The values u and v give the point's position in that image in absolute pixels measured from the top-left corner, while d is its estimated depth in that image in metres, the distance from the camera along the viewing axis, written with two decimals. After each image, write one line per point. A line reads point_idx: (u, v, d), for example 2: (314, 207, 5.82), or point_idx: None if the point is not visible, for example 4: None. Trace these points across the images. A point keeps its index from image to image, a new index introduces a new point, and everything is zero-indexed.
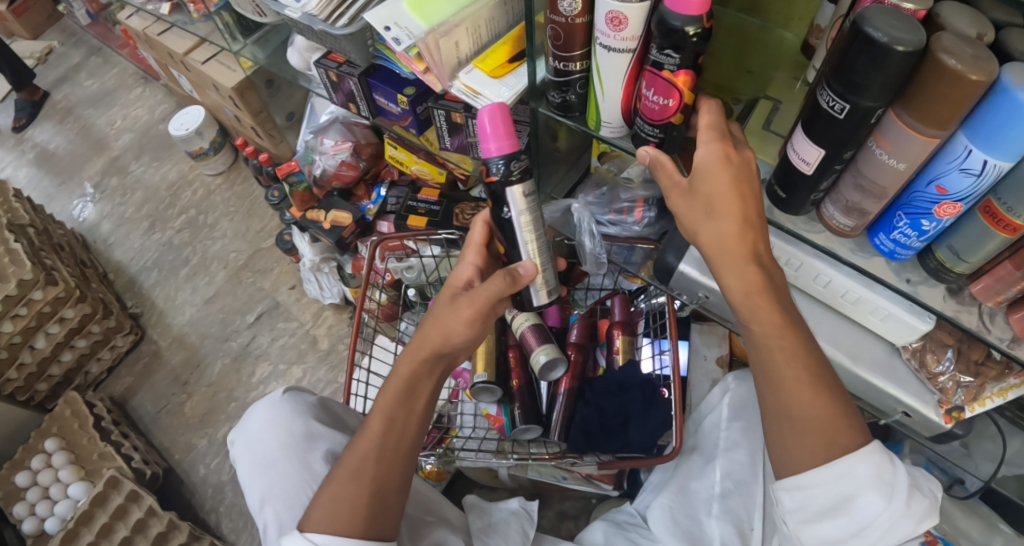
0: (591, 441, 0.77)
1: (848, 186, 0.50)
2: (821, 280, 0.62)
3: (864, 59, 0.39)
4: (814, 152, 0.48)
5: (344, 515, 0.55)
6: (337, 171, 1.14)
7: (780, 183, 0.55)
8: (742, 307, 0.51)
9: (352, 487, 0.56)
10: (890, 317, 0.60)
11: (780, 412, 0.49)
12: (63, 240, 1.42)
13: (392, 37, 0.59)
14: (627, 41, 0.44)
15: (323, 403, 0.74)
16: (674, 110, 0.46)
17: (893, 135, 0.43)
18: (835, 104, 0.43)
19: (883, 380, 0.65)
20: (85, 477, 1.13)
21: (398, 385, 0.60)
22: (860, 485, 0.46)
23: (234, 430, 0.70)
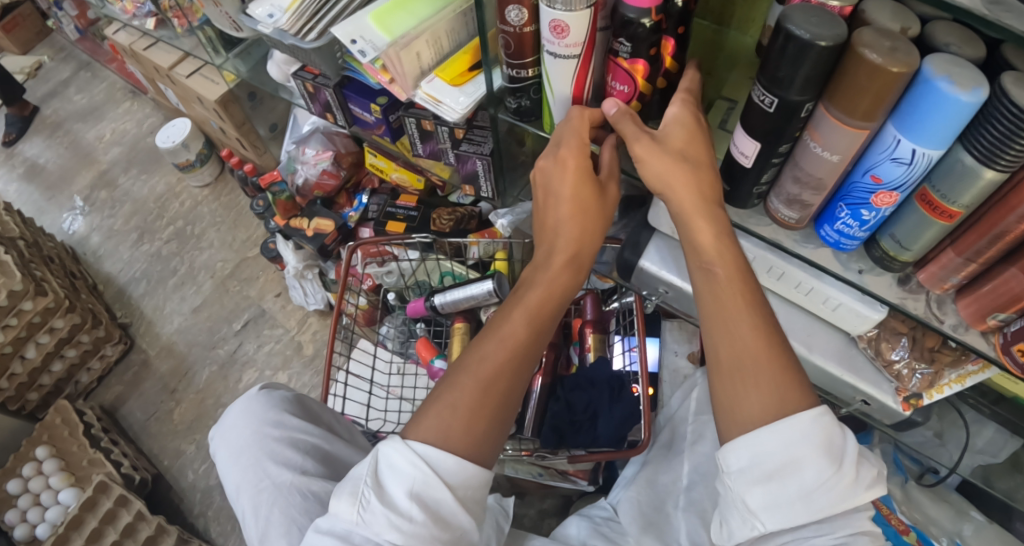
0: (561, 436, 0.79)
1: (789, 179, 0.53)
2: (776, 273, 0.65)
3: (789, 55, 0.42)
4: (752, 145, 0.52)
5: (459, 423, 0.48)
6: (318, 180, 1.17)
7: (725, 178, 0.58)
8: (707, 252, 0.52)
9: (476, 391, 0.50)
10: (841, 307, 0.64)
11: (735, 360, 0.48)
12: (52, 253, 1.44)
13: (358, 49, 0.61)
14: (573, 47, 0.46)
15: (299, 398, 0.75)
16: (631, 95, 0.52)
17: (824, 128, 0.46)
18: (765, 98, 0.47)
19: (838, 368, 0.68)
20: (75, 484, 1.15)
21: (544, 288, 0.55)
22: (806, 445, 0.43)
23: (213, 426, 0.72)
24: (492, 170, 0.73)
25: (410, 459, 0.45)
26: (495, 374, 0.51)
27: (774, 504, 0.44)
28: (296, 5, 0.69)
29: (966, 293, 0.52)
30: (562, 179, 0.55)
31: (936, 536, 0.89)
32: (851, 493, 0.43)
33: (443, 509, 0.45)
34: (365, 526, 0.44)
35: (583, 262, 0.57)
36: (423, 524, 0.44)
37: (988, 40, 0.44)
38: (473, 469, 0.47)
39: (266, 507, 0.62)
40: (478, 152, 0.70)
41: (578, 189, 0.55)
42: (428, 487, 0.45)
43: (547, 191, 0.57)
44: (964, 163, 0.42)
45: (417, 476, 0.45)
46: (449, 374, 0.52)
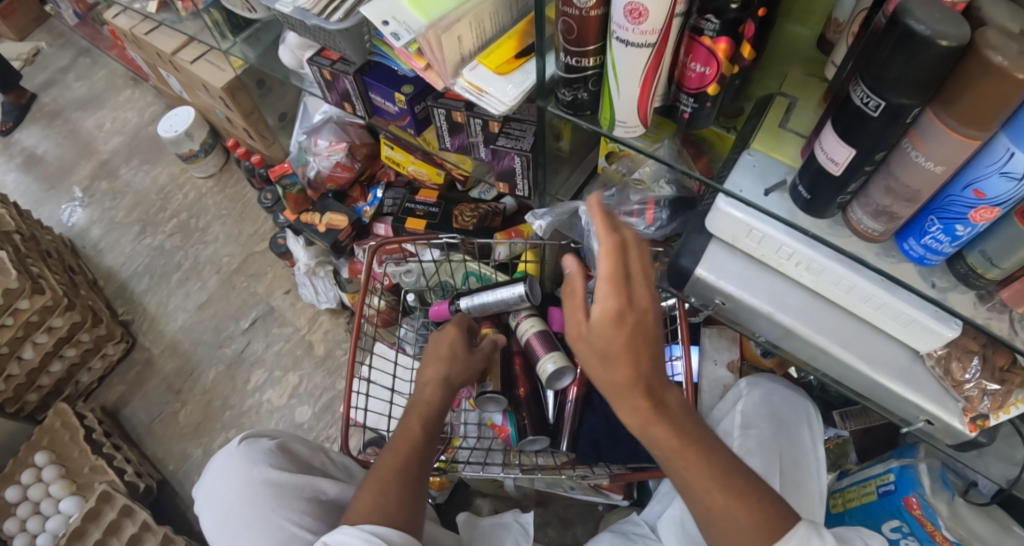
0: (599, 451, 0.76)
1: (878, 189, 0.47)
2: (844, 285, 0.58)
3: (904, 52, 0.36)
4: (844, 152, 0.45)
5: (388, 500, 0.54)
6: (331, 172, 1.10)
7: (803, 184, 0.51)
8: (641, 434, 0.49)
9: (396, 470, 0.58)
10: (912, 324, 0.57)
11: (708, 517, 0.46)
12: (51, 247, 1.38)
13: (391, 31, 0.57)
14: (648, 35, 0.40)
15: (282, 445, 0.72)
16: (711, 79, 0.46)
17: (929, 135, 0.40)
18: (869, 101, 0.40)
19: (904, 388, 0.62)
20: (76, 492, 1.10)
21: (423, 406, 0.65)
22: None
23: (195, 489, 0.70)
24: (530, 167, 0.67)
25: (358, 537, 0.50)
26: (408, 462, 0.59)
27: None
28: None
29: None
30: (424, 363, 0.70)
31: None
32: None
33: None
34: None
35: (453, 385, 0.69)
36: None
37: None
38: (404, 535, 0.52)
39: None
40: (517, 147, 0.65)
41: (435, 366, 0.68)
42: None
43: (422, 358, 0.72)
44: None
45: None
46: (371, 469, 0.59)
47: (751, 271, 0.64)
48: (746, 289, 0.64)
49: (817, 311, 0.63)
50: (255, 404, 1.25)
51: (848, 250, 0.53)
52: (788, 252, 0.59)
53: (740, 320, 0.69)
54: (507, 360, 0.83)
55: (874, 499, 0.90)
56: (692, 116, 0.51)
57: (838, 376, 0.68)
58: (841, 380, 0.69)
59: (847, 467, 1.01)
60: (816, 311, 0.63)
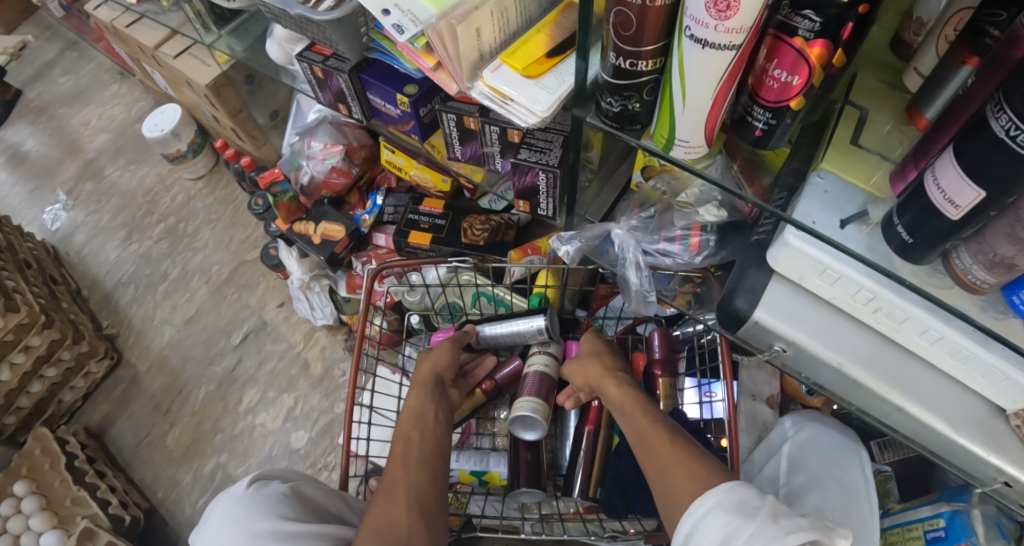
0: (628, 501, 0.68)
1: (997, 236, 0.36)
2: (929, 336, 0.48)
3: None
4: (970, 195, 0.34)
5: (392, 523, 0.53)
6: (326, 178, 1.00)
7: (903, 224, 0.41)
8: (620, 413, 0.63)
9: (392, 496, 0.56)
10: (1004, 380, 0.47)
11: (661, 467, 0.53)
12: (29, 256, 1.28)
13: (392, 23, 0.48)
14: (729, 35, 0.30)
15: (296, 490, 0.61)
16: (798, 91, 0.36)
17: None
18: (1018, 132, 0.30)
19: (985, 449, 0.52)
20: (57, 525, 1.01)
21: (410, 414, 0.66)
22: (717, 510, 0.45)
23: (193, 533, 0.59)
24: (557, 185, 0.58)
25: None
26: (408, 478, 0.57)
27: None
28: None
29: None
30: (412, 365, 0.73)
31: None
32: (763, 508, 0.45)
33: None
34: None
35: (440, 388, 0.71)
36: None
37: None
38: None
39: None
40: (543, 162, 0.55)
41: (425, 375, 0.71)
42: None
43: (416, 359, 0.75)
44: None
45: None
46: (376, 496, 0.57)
47: (816, 313, 0.54)
48: (812, 334, 0.54)
49: (890, 361, 0.53)
50: (247, 427, 1.16)
51: (947, 304, 0.43)
52: (865, 296, 0.49)
53: (797, 366, 0.61)
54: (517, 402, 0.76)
55: None
56: (765, 133, 0.41)
57: (909, 432, 0.58)
58: (909, 436, 0.59)
59: (889, 506, 0.92)
60: (889, 362, 0.53)
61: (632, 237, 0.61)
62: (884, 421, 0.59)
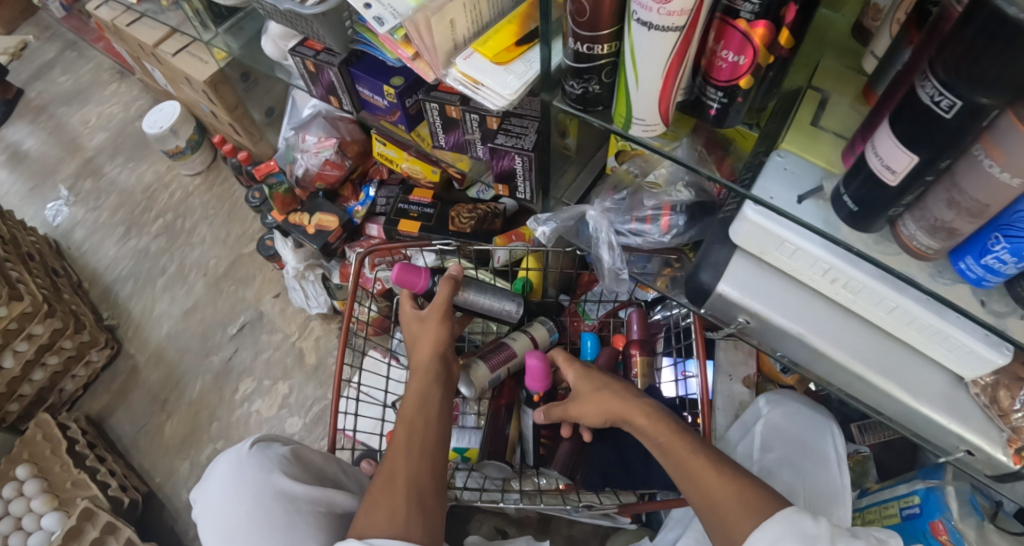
0: (608, 480, 0.71)
1: (938, 201, 0.39)
2: (885, 305, 0.51)
3: (996, 40, 0.29)
4: (904, 159, 0.37)
5: (388, 513, 0.52)
6: (320, 170, 1.04)
7: (851, 194, 0.44)
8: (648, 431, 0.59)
9: (392, 481, 0.55)
10: (961, 348, 0.50)
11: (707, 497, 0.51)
12: (31, 250, 1.32)
13: (374, 16, 0.52)
14: (673, 17, 0.33)
15: (297, 454, 0.66)
16: (745, 70, 0.39)
17: (1011, 143, 0.32)
18: (941, 99, 0.33)
19: (946, 417, 0.55)
20: (59, 507, 1.05)
21: (413, 394, 0.63)
22: (778, 541, 0.44)
23: (194, 490, 0.63)
24: (533, 167, 0.61)
25: None
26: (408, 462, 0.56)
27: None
28: None
29: None
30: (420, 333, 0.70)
31: None
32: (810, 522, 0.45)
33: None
34: None
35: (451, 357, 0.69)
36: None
37: None
38: None
39: None
40: (518, 146, 0.59)
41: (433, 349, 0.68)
42: None
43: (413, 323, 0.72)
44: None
45: None
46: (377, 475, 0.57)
47: (780, 287, 0.58)
48: (775, 307, 0.58)
49: (853, 333, 0.56)
50: (243, 415, 1.20)
51: (898, 269, 0.46)
52: (822, 268, 0.52)
53: (766, 341, 0.64)
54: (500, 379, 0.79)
55: (898, 522, 0.84)
56: (720, 113, 0.44)
57: (873, 402, 0.61)
58: (874, 408, 0.62)
59: (867, 486, 0.95)
60: (851, 334, 0.56)
61: (605, 217, 0.64)
62: (849, 392, 0.62)
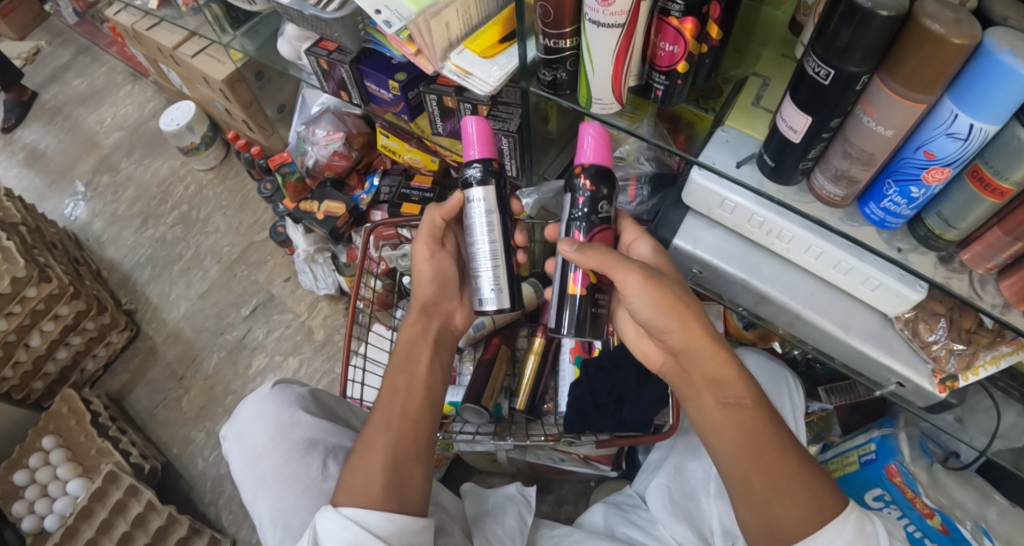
0: (585, 419, 0.76)
1: (836, 155, 0.51)
2: (813, 251, 0.62)
3: (850, 24, 0.40)
4: (801, 120, 0.49)
5: (365, 482, 0.59)
6: (329, 160, 1.13)
7: (769, 152, 0.56)
8: (722, 384, 0.59)
9: (374, 450, 0.61)
10: (881, 287, 0.61)
11: (772, 479, 0.54)
12: (56, 239, 1.40)
13: (383, 20, 0.62)
14: (618, 15, 0.47)
15: (314, 393, 0.77)
16: (680, 57, 0.51)
17: (878, 101, 0.44)
18: (820, 70, 0.45)
19: (875, 349, 0.66)
20: (83, 474, 1.13)
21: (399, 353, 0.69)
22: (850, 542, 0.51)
23: (226, 423, 0.73)
24: (517, 147, 0.72)
25: (342, 523, 0.55)
26: (388, 431, 0.63)
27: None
28: None
29: (1010, 273, 0.51)
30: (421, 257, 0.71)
31: (960, 519, 0.84)
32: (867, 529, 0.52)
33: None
34: None
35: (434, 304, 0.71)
36: None
37: None
38: (396, 521, 0.57)
39: (285, 514, 0.64)
40: (505, 129, 0.70)
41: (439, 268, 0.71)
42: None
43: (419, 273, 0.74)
44: (1021, 139, 0.40)
45: (349, 536, 0.55)
46: (362, 440, 0.63)
47: (731, 243, 0.70)
48: (723, 258, 0.69)
49: (790, 278, 0.68)
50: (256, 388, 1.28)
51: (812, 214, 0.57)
52: (759, 220, 0.64)
53: (716, 289, 0.75)
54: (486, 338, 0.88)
55: (857, 467, 0.93)
56: (665, 93, 0.56)
57: (812, 341, 0.72)
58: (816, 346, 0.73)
59: (830, 439, 1.04)
60: (788, 278, 0.68)
61: None
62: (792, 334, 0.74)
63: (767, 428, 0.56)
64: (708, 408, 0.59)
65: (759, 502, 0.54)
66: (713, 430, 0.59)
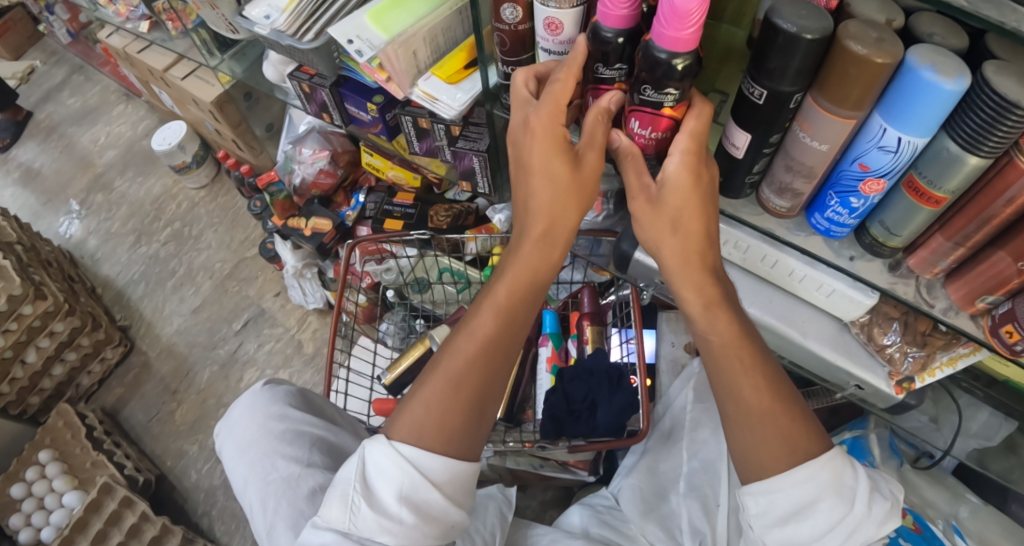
0: (560, 426, 0.79)
1: (780, 168, 0.54)
2: (769, 261, 0.66)
3: (777, 47, 0.43)
4: (743, 137, 0.52)
5: (432, 421, 0.53)
6: (315, 178, 1.17)
7: (717, 169, 0.59)
8: (700, 320, 0.57)
9: (447, 388, 0.55)
10: (834, 293, 0.64)
11: (745, 416, 0.54)
12: (51, 256, 1.43)
13: (355, 49, 0.66)
14: (565, 44, 0.52)
15: (302, 392, 0.76)
16: None
17: (812, 118, 0.46)
18: (754, 90, 0.47)
19: (833, 353, 0.69)
20: (78, 486, 1.15)
21: (519, 276, 0.59)
22: (825, 491, 0.51)
23: (219, 422, 0.73)
24: (488, 166, 0.78)
25: (396, 461, 0.51)
26: (466, 370, 0.56)
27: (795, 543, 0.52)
28: (293, 5, 0.71)
29: (955, 278, 0.53)
30: (532, 147, 0.54)
31: (932, 517, 0.87)
32: (846, 476, 0.52)
33: (433, 506, 0.52)
34: (358, 529, 0.50)
35: (556, 237, 0.58)
36: (413, 525, 0.51)
37: (971, 30, 0.45)
38: (455, 469, 0.53)
39: (273, 498, 0.62)
40: (476, 148, 0.74)
41: (550, 161, 0.53)
42: (416, 489, 0.51)
43: (521, 162, 0.56)
44: (949, 150, 0.43)
45: (405, 479, 0.51)
46: (426, 372, 0.58)
47: None
48: None
49: (748, 286, 0.72)
50: None
51: (759, 225, 0.62)
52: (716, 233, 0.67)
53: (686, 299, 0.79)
54: None
55: None
56: None
57: (774, 346, 0.75)
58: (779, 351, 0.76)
59: None
60: (746, 287, 0.72)
61: None
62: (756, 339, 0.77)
63: (743, 366, 0.56)
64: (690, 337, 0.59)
65: (729, 425, 0.56)
66: (702, 334, 0.58)
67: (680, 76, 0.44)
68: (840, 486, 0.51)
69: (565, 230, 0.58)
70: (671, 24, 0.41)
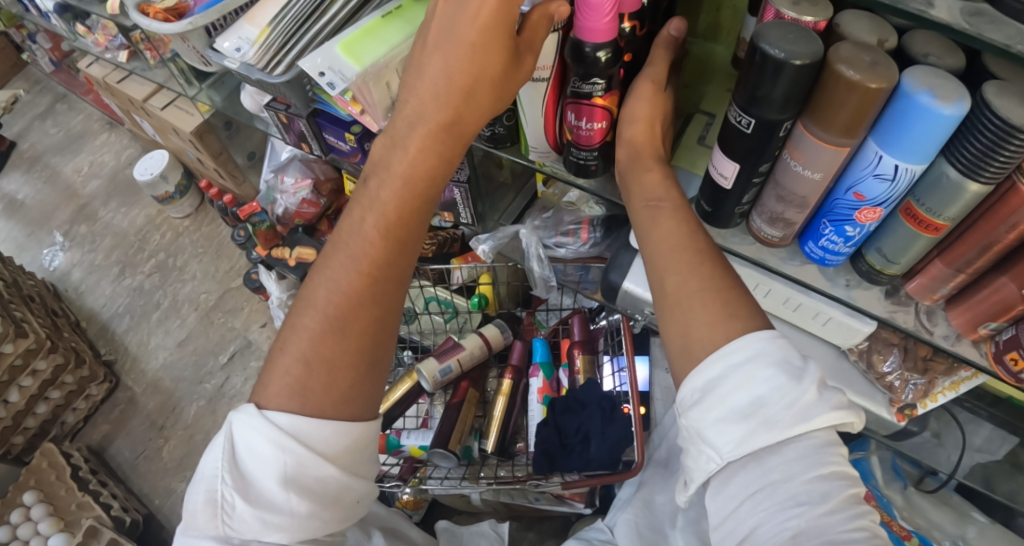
0: (552, 461, 0.77)
1: (771, 198, 0.52)
2: (763, 289, 0.64)
3: (765, 73, 0.41)
4: (731, 167, 0.50)
5: (312, 385, 0.46)
6: (298, 208, 1.15)
7: (705, 199, 0.57)
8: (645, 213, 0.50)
9: (321, 342, 0.47)
10: (831, 322, 0.62)
11: (680, 289, 0.44)
12: (33, 291, 1.39)
13: (327, 82, 0.64)
14: (543, 70, 0.51)
15: None
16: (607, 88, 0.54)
17: (804, 146, 0.45)
18: (742, 119, 0.46)
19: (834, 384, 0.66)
20: (64, 528, 1.08)
21: (388, 207, 0.49)
22: (762, 360, 0.39)
23: None
24: (469, 196, 0.77)
25: (269, 439, 0.44)
26: (342, 319, 0.48)
27: (727, 431, 0.39)
28: (263, 38, 0.69)
29: (956, 304, 0.51)
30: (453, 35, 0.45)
31: (938, 540, 0.84)
32: (813, 411, 0.37)
33: (327, 483, 0.46)
34: (237, 530, 0.44)
35: (442, 166, 0.50)
36: (306, 506, 0.45)
37: (966, 49, 0.43)
38: (347, 435, 0.47)
39: None
40: (456, 179, 0.74)
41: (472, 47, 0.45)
42: (305, 467, 0.45)
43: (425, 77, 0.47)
44: (948, 176, 0.41)
45: (285, 459, 0.44)
46: (292, 316, 0.50)
47: None
48: None
49: None
50: None
51: (752, 255, 0.60)
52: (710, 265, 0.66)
53: None
54: (456, 384, 0.90)
55: None
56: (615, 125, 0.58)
57: None
58: None
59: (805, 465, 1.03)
60: None
61: (534, 234, 0.80)
62: None
63: (683, 231, 0.47)
64: (634, 212, 0.51)
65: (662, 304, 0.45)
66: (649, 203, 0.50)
67: (605, 66, 0.47)
68: (798, 417, 0.37)
69: (459, 136, 0.49)
70: (589, 14, 0.43)
